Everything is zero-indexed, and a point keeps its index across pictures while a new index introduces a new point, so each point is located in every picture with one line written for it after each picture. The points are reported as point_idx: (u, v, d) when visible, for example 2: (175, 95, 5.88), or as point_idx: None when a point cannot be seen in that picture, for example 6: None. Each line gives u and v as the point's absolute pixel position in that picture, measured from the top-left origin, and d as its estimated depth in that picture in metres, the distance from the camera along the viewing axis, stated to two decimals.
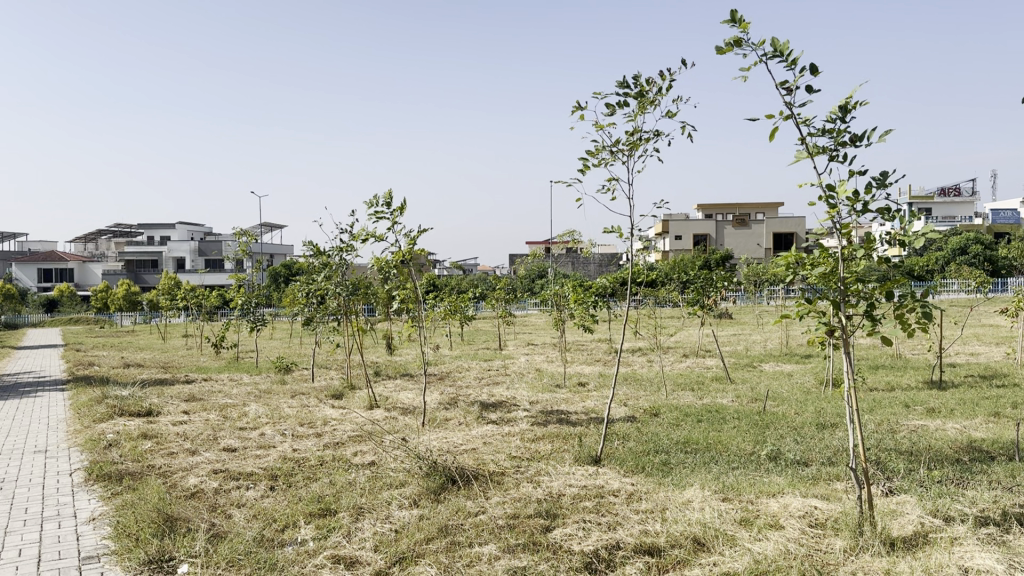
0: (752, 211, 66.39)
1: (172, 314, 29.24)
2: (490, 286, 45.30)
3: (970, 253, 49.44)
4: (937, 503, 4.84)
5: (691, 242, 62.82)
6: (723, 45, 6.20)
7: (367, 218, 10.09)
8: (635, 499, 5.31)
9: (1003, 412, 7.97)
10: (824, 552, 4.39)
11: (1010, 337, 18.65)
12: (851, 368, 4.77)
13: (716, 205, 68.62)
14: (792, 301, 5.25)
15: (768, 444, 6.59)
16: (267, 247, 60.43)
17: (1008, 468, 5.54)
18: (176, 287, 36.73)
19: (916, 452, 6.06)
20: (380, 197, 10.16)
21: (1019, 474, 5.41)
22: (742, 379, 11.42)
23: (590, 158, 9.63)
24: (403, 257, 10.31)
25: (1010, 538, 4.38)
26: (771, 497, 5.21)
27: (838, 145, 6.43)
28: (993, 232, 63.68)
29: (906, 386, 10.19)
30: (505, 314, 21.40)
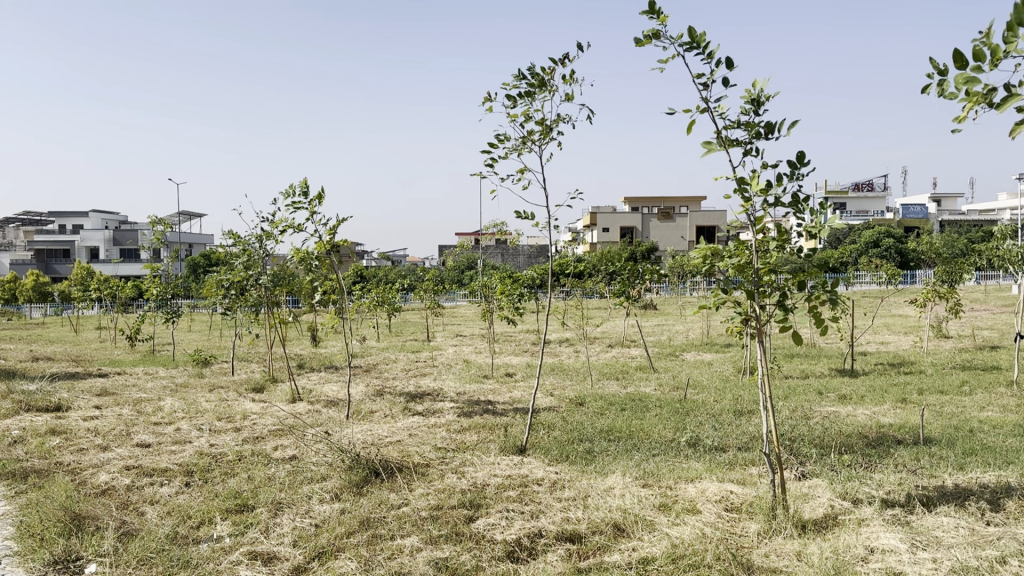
0: (679, 205, 67.84)
1: (81, 306, 28.09)
2: (417, 277, 45.06)
3: (882, 246, 51.60)
4: (847, 487, 5.02)
5: (619, 235, 63.70)
6: (638, 39, 6.24)
7: (284, 207, 9.88)
8: (558, 487, 5.35)
9: (909, 398, 8.36)
10: (739, 536, 4.52)
11: (916, 326, 19.62)
12: (764, 358, 4.90)
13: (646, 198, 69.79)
14: (709, 292, 5.33)
15: (687, 431, 6.74)
16: (188, 237, 58.69)
17: (913, 452, 5.79)
18: (86, 277, 35.31)
19: (827, 437, 6.31)
20: (296, 186, 9.92)
21: (923, 457, 5.67)
22: (664, 368, 11.66)
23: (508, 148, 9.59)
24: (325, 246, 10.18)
25: (914, 518, 4.57)
26: (689, 482, 5.32)
27: (751, 138, 6.52)
28: (904, 227, 66.71)
29: (819, 373, 10.58)
30: (432, 306, 21.27)
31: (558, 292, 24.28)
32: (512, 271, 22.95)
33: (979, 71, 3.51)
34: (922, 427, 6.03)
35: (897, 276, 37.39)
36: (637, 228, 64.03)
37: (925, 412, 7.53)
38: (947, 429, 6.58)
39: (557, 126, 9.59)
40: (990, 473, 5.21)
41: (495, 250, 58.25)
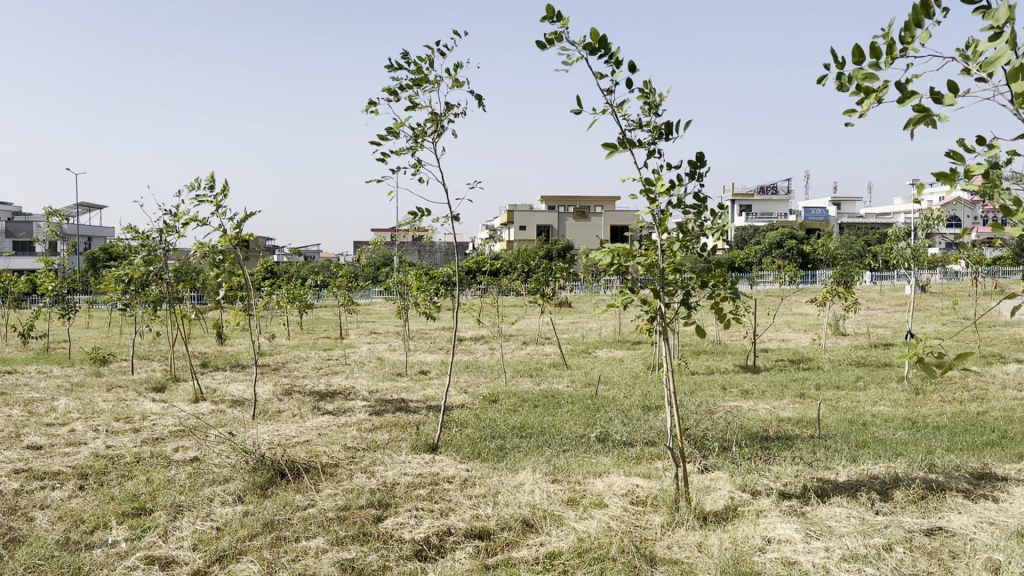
0: (595, 204, 68.95)
1: None
2: (330, 273, 44.30)
3: (784, 247, 53.60)
4: (747, 479, 5.21)
5: (535, 233, 64.24)
6: (543, 40, 6.32)
7: (189, 199, 9.64)
8: (468, 484, 5.36)
9: (807, 393, 8.74)
10: (643, 528, 4.63)
11: (814, 324, 20.54)
12: (669, 356, 5.04)
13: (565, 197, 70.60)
14: (616, 291, 5.45)
15: (597, 426, 6.86)
16: (86, 230, 56.06)
17: (810, 445, 6.05)
18: None
19: (730, 431, 6.52)
20: (199, 178, 9.60)
21: (819, 450, 5.93)
22: (577, 365, 11.83)
23: (415, 142, 9.51)
24: (230, 242, 10.09)
25: (809, 509, 4.77)
26: (597, 477, 5.42)
27: (653, 138, 6.65)
28: (807, 229, 69.59)
29: (723, 369, 10.95)
30: (345, 303, 20.94)
31: (473, 290, 24.29)
32: (428, 269, 22.86)
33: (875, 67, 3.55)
34: (817, 420, 6.29)
35: (795, 276, 38.97)
36: (551, 227, 64.62)
37: (822, 407, 7.89)
38: (842, 422, 6.91)
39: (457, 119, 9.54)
40: (879, 464, 5.49)
41: (412, 247, 57.92)
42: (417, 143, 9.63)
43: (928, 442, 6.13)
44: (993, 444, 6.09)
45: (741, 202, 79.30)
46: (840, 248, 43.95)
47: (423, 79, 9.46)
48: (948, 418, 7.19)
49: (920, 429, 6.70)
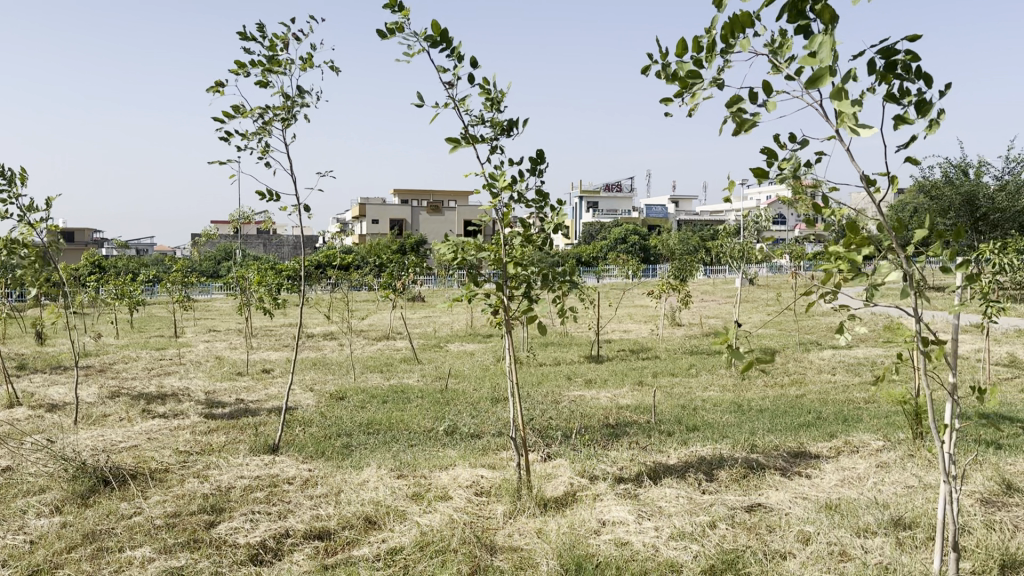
0: (448, 199, 69.50)
1: None
2: (167, 267, 41.82)
3: (628, 242, 56.11)
4: (586, 465, 5.42)
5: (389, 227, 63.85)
6: (382, 31, 6.45)
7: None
8: (309, 484, 5.26)
9: (645, 380, 9.22)
10: (486, 518, 4.71)
11: (654, 316, 21.62)
12: (510, 349, 5.18)
13: (423, 191, 70.54)
14: (460, 285, 5.49)
15: (445, 420, 6.92)
16: None
17: (646, 430, 6.37)
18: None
19: (573, 419, 6.75)
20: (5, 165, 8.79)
21: (654, 434, 6.26)
22: (428, 359, 11.85)
23: (261, 129, 9.19)
24: (43, 233, 9.32)
25: (642, 491, 5.01)
26: (442, 470, 5.47)
27: (494, 134, 6.78)
28: (650, 225, 73.31)
29: (569, 360, 11.35)
30: (181, 300, 19.82)
31: (322, 283, 23.70)
32: (273, 263, 22.15)
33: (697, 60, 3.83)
34: (650, 406, 6.64)
35: (631, 271, 40.95)
36: (406, 220, 64.44)
37: (658, 393, 8.33)
38: (675, 408, 7.33)
39: (305, 108, 9.31)
40: (707, 445, 5.87)
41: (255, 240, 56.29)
42: (264, 129, 9.30)
43: (751, 424, 6.62)
44: (807, 425, 6.65)
45: (592, 198, 82.00)
46: (679, 243, 46.38)
47: (277, 62, 9.08)
48: (769, 401, 7.80)
49: (744, 412, 7.22)
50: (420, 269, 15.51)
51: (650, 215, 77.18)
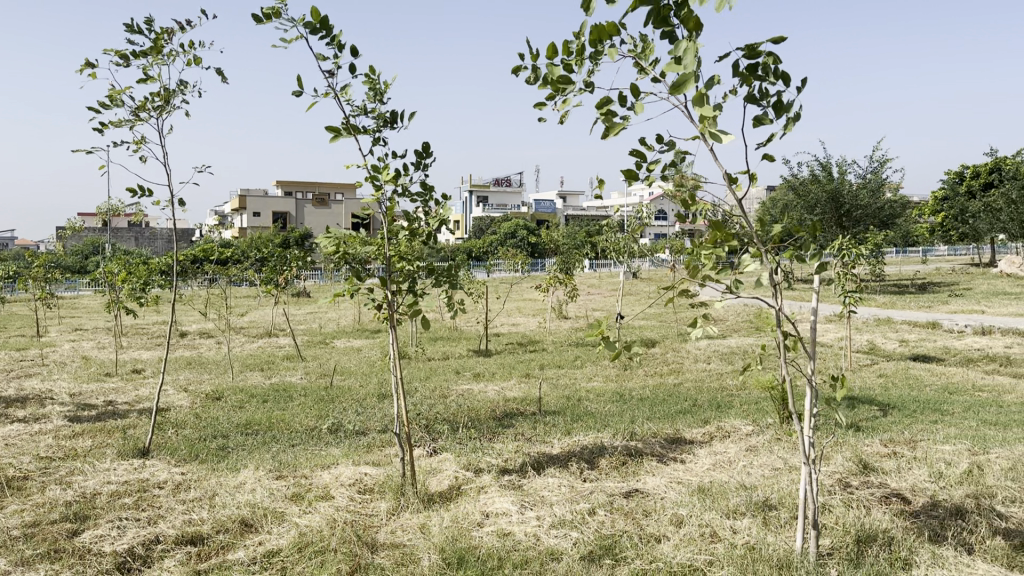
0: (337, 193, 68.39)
1: None
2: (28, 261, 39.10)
3: (517, 237, 56.74)
4: (471, 458, 5.45)
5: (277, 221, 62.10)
6: (258, 15, 6.32)
7: None
8: (182, 488, 5.06)
9: (531, 373, 9.35)
10: (369, 516, 4.66)
11: (542, 309, 21.96)
12: (395, 343, 5.12)
13: (314, 185, 69.02)
14: (342, 280, 5.35)
15: (328, 418, 6.81)
16: None
17: (531, 421, 6.46)
18: None
19: (459, 413, 6.78)
20: None
21: (539, 425, 6.35)
22: (312, 356, 11.63)
23: (135, 118, 8.75)
24: None
25: (525, 481, 5.08)
26: (324, 469, 5.38)
27: (378, 127, 6.76)
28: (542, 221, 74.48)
29: (458, 354, 11.38)
30: (44, 297, 18.58)
31: (200, 278, 22.79)
32: (146, 258, 21.11)
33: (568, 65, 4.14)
34: (535, 398, 6.73)
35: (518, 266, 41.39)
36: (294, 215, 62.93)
37: (543, 385, 8.48)
38: (560, 398, 7.47)
39: (182, 98, 8.95)
40: (589, 435, 6.01)
41: (127, 234, 53.76)
42: (138, 118, 8.86)
43: (631, 413, 6.82)
44: (683, 412, 6.93)
45: (482, 192, 82.45)
46: (567, 238, 47.17)
47: (159, 50, 8.69)
48: (648, 390, 8.06)
49: (625, 401, 7.44)
50: (304, 264, 15.17)
51: (542, 211, 78.29)
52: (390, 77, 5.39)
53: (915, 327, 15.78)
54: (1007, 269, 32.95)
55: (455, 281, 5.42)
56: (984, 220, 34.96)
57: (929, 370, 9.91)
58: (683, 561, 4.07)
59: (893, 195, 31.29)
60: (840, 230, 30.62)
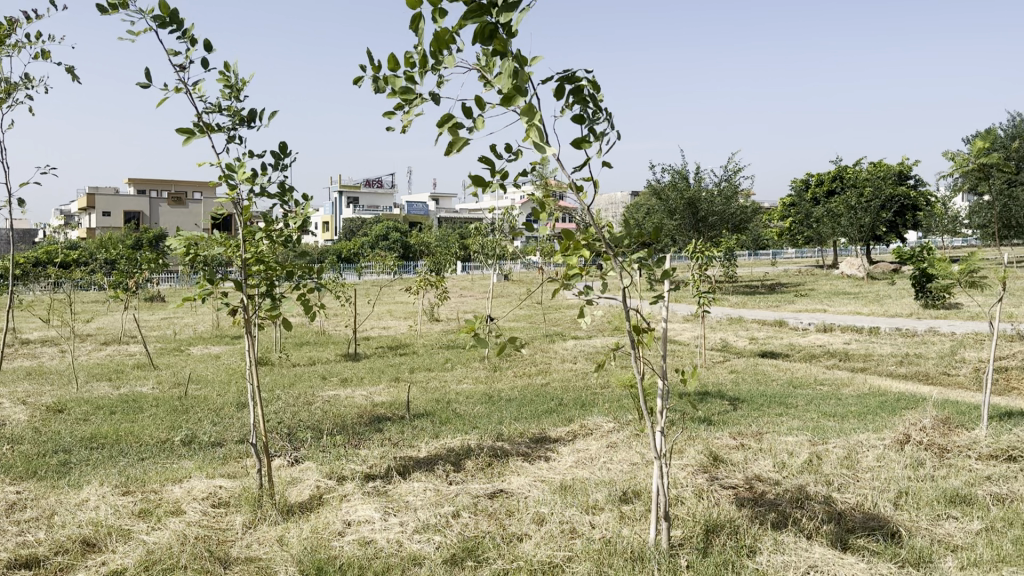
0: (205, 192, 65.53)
1: None
2: None
3: (391, 239, 56.24)
4: (334, 466, 5.36)
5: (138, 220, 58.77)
6: (102, 6, 5.96)
7: None
8: (16, 509, 4.71)
9: (399, 376, 9.33)
10: (223, 530, 4.52)
11: (413, 313, 21.87)
12: (254, 349, 4.98)
13: (181, 184, 65.83)
14: (194, 282, 5.16)
15: (183, 430, 6.54)
16: None
17: (397, 426, 6.45)
18: None
19: (326, 420, 6.66)
20: None
21: (405, 429, 6.34)
22: (166, 364, 11.09)
23: None
24: None
25: (389, 487, 5.04)
26: (176, 484, 5.17)
27: (233, 125, 6.70)
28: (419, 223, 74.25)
29: (324, 359, 11.18)
30: None
31: (38, 284, 21.12)
32: None
33: (411, 77, 4.33)
34: (401, 402, 6.72)
35: (388, 270, 40.94)
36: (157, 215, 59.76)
37: (412, 389, 8.46)
38: (429, 401, 7.50)
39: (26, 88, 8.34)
40: (456, 437, 6.05)
41: None
42: None
43: (499, 414, 6.91)
44: (550, 412, 7.08)
45: (353, 193, 81.39)
46: (440, 243, 47.17)
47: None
48: (516, 391, 8.20)
49: (494, 402, 7.54)
50: (157, 267, 14.45)
51: (415, 211, 78.34)
52: (248, 75, 5.34)
53: (765, 324, 16.88)
54: (847, 270, 35.60)
55: (318, 279, 5.37)
56: (828, 225, 37.63)
57: (775, 366, 10.58)
58: (544, 558, 4.15)
59: (747, 201, 33.17)
60: (697, 234, 32.14)
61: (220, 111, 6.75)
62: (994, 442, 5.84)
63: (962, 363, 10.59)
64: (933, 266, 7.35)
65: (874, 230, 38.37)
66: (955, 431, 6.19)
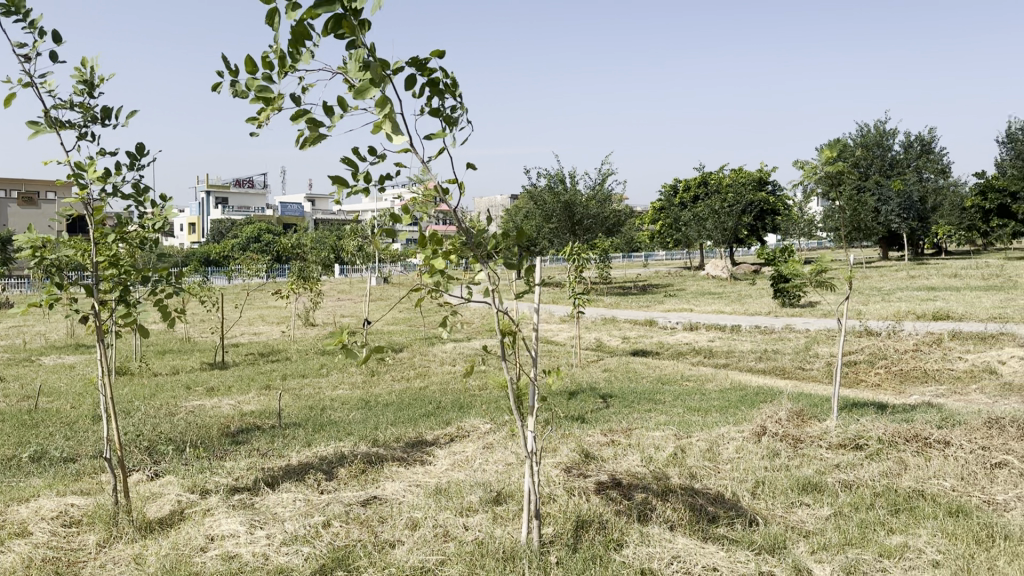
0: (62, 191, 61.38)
1: None
2: None
3: (263, 243, 54.64)
4: (197, 479, 5.13)
5: None
6: None
7: None
8: None
9: (272, 384, 9.06)
10: (74, 551, 4.25)
11: (286, 318, 21.33)
12: (106, 358, 4.71)
13: (35, 183, 61.36)
14: (39, 288, 4.84)
15: (31, 446, 6.11)
16: None
17: (266, 435, 6.27)
18: None
19: (190, 431, 6.38)
20: None
21: (275, 439, 6.17)
22: (13, 375, 10.30)
23: None
24: None
25: (257, 499, 4.87)
26: (22, 504, 4.80)
27: (88, 122, 6.34)
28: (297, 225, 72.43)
29: (189, 368, 10.71)
30: None
31: None
32: None
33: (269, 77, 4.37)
34: (272, 411, 6.53)
35: (260, 273, 39.64)
36: None
37: (284, 397, 8.23)
38: (302, 409, 7.33)
39: None
40: (330, 445, 5.93)
41: None
42: None
43: (374, 419, 6.83)
44: (427, 415, 7.06)
45: (220, 193, 78.33)
46: (317, 246, 46.19)
47: None
48: (393, 395, 8.14)
49: (370, 408, 7.44)
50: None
51: (287, 211, 76.66)
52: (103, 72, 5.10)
53: (636, 324, 17.46)
54: (711, 271, 37.28)
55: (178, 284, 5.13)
56: (694, 228, 39.37)
57: (645, 364, 10.96)
58: (415, 563, 4.11)
59: (619, 206, 34.24)
60: (573, 236, 32.90)
61: (73, 108, 6.37)
62: (842, 432, 6.27)
63: (815, 358, 11.33)
64: (788, 267, 7.78)
65: (738, 234, 40.53)
66: (807, 423, 6.60)
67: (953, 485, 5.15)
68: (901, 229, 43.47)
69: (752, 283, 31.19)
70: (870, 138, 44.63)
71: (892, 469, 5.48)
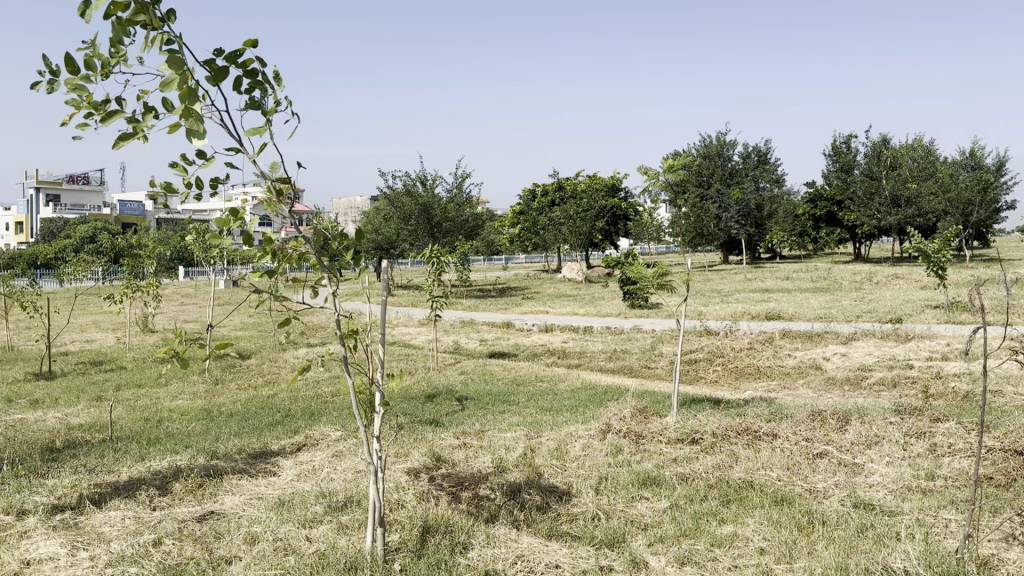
0: None
1: None
2: None
3: (100, 243, 51.32)
4: (13, 500, 4.75)
5: None
6: None
7: None
8: None
9: (104, 395, 8.53)
10: None
11: (121, 324, 20.11)
12: None
13: None
14: None
15: None
16: None
17: (95, 450, 5.90)
18: None
19: (9, 448, 5.92)
20: None
21: (105, 454, 5.83)
22: None
23: None
24: None
25: (82, 518, 4.57)
26: None
27: None
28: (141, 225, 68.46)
29: (11, 379, 9.91)
30: None
31: None
32: None
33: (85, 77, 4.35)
34: (102, 424, 6.16)
35: (90, 276, 37.08)
36: None
37: (117, 408, 7.79)
38: (136, 422, 6.96)
39: None
40: (165, 459, 5.66)
41: None
42: None
43: (216, 431, 6.60)
44: (273, 424, 6.87)
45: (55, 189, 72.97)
46: (159, 248, 43.84)
47: None
48: (237, 405, 7.87)
49: (212, 418, 7.16)
50: None
51: (127, 211, 72.64)
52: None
53: (493, 327, 17.65)
54: (568, 275, 38.36)
55: None
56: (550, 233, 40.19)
57: (501, 366, 11.10)
58: None
59: (479, 209, 34.55)
60: (431, 240, 32.86)
61: None
62: (680, 427, 6.59)
63: (660, 357, 11.85)
64: (632, 269, 8.15)
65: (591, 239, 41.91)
66: (648, 419, 6.88)
67: (779, 475, 5.51)
68: (739, 235, 45.88)
69: (602, 287, 32.20)
70: (712, 147, 47.03)
71: (724, 462, 5.79)
